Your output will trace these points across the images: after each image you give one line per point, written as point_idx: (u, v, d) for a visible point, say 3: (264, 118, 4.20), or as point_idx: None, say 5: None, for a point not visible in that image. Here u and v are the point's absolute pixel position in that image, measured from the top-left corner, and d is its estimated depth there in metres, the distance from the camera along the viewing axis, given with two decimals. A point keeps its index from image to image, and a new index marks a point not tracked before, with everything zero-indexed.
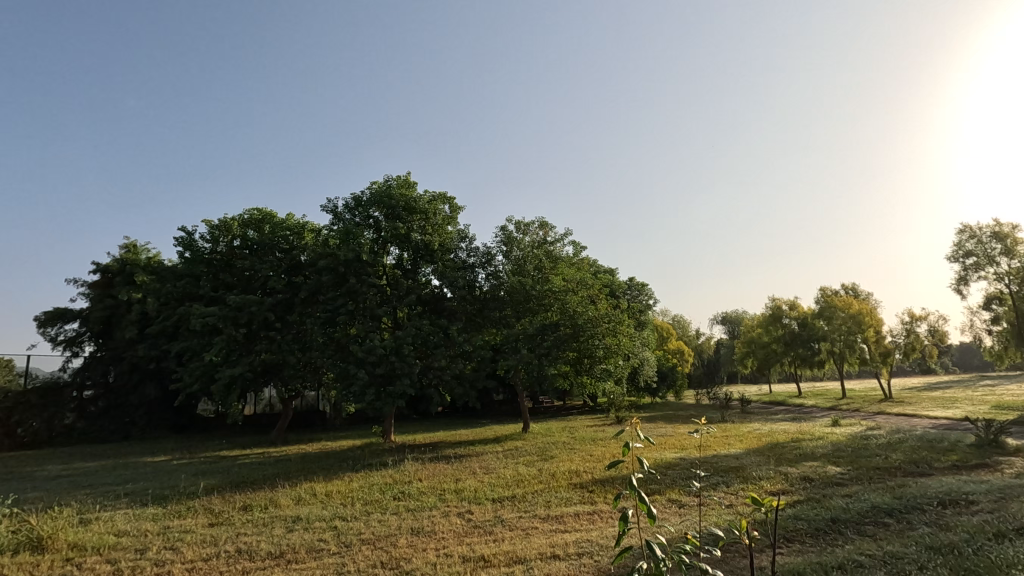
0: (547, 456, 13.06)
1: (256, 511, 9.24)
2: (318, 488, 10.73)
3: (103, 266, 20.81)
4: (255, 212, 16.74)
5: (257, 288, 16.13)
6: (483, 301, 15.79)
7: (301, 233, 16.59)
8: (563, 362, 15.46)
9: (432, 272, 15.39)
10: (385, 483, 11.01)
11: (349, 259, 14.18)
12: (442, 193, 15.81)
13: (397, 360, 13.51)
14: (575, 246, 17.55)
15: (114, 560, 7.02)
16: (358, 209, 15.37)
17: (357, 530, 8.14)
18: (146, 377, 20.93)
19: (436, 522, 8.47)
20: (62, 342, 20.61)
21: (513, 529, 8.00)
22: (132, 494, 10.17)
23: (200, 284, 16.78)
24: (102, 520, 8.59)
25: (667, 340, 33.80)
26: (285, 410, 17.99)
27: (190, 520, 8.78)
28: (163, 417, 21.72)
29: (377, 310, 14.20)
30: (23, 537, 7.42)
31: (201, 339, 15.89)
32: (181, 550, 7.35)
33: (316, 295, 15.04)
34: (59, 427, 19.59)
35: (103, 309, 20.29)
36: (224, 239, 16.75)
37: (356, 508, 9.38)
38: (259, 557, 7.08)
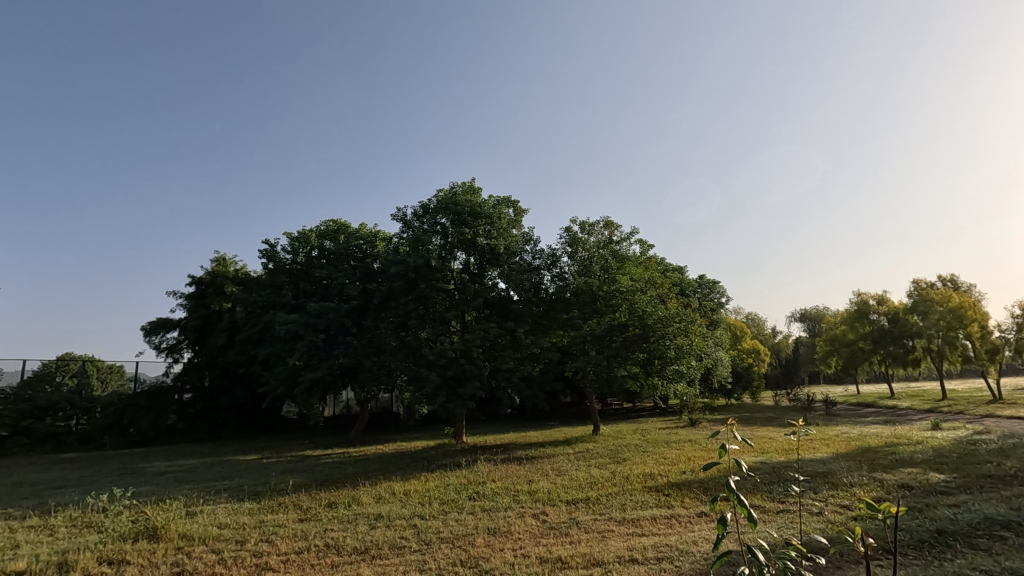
0: (619, 459, 12.87)
1: (341, 507, 9.72)
2: (396, 486, 11.12)
3: (197, 278, 22.55)
4: (331, 223, 17.70)
5: (334, 296, 16.83)
6: (549, 303, 15.86)
7: (373, 242, 17.29)
8: (632, 363, 15.23)
9: (498, 276, 15.47)
10: (460, 483, 11.26)
11: (419, 266, 14.42)
12: (506, 197, 15.99)
13: (466, 363, 13.80)
14: (642, 245, 17.24)
15: (218, 550, 7.60)
16: (426, 216, 15.90)
17: (436, 529, 8.36)
18: (237, 381, 22.43)
19: (512, 522, 8.57)
20: (165, 349, 22.51)
21: (588, 531, 7.95)
22: (229, 490, 10.95)
23: (282, 293, 17.81)
24: (206, 513, 9.32)
25: (741, 339, 32.56)
26: (362, 412, 18.74)
27: (282, 515, 9.36)
28: (252, 418, 23.25)
29: (446, 313, 14.61)
30: (142, 527, 8.18)
31: (284, 344, 16.84)
32: (276, 543, 7.83)
33: (388, 301, 15.55)
34: (163, 427, 21.43)
35: (199, 318, 21.98)
36: (302, 250, 17.95)
37: (433, 508, 9.64)
38: (345, 552, 7.43)
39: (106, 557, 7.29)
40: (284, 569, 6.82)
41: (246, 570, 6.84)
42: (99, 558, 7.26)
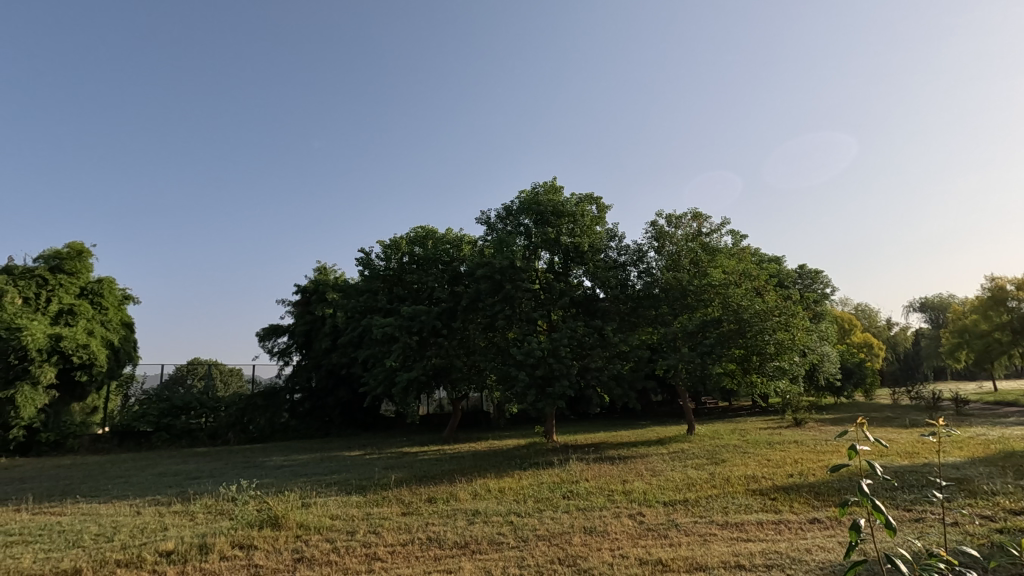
0: (717, 460, 12.32)
1: (440, 503, 10.09)
2: (491, 483, 11.38)
3: (302, 287, 24.36)
4: (420, 229, 18.39)
5: (425, 299, 17.53)
6: (637, 300, 15.52)
7: (460, 246, 17.80)
8: (729, 360, 14.53)
9: (584, 274, 15.37)
10: (553, 482, 11.30)
11: (504, 267, 14.57)
12: (589, 194, 15.87)
13: (555, 362, 13.84)
14: (734, 236, 16.41)
15: (331, 539, 8.16)
16: (509, 218, 16.13)
17: (532, 526, 8.45)
18: (339, 382, 23.93)
19: (608, 522, 8.47)
20: (277, 353, 24.49)
21: (689, 535, 7.69)
22: (338, 483, 11.73)
23: (378, 298, 18.75)
24: (319, 505, 10.04)
25: (850, 332, 30.10)
26: (455, 411, 19.34)
27: (387, 508, 9.89)
28: (355, 417, 24.74)
29: (532, 312, 14.72)
30: (266, 516, 8.95)
31: (382, 347, 17.73)
32: (383, 535, 8.28)
33: (476, 302, 15.94)
34: (278, 424, 23.36)
35: (305, 324, 23.67)
36: (395, 256, 18.84)
37: (529, 505, 9.76)
38: (447, 545, 7.71)
39: (237, 541, 8.05)
40: (391, 560, 7.19)
41: (357, 559, 7.29)
42: (232, 542, 8.05)
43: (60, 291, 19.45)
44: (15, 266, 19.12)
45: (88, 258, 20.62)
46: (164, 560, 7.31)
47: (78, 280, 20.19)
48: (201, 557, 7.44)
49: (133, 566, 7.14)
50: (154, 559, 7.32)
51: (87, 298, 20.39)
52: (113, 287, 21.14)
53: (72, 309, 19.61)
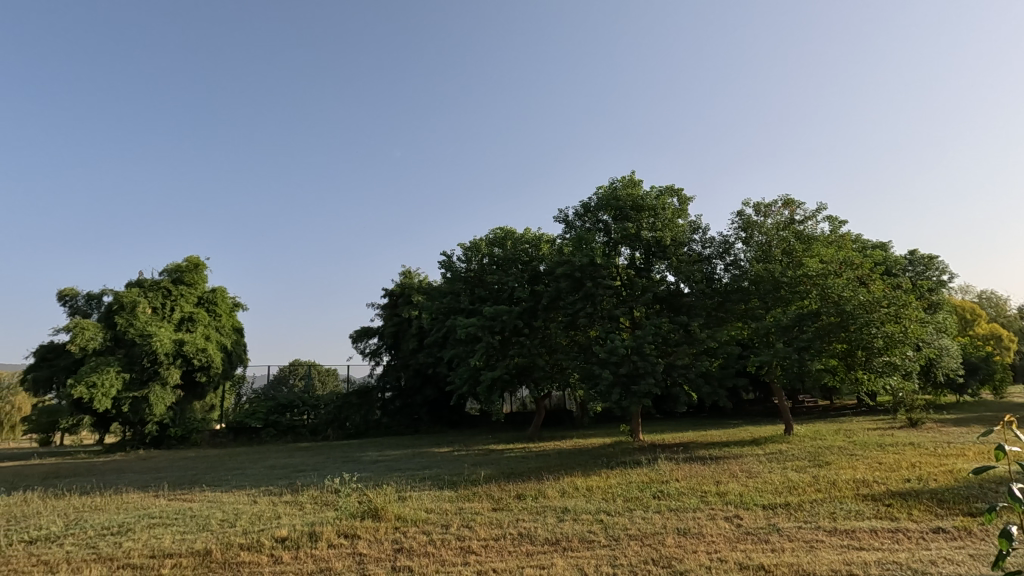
0: (821, 462, 11.54)
1: (529, 499, 10.21)
2: (579, 482, 11.36)
3: (390, 291, 25.55)
4: (499, 231, 18.86)
5: (506, 299, 17.77)
6: (724, 294, 14.92)
7: (538, 245, 17.94)
8: (830, 356, 13.58)
9: (666, 269, 14.86)
10: (642, 481, 11.09)
11: (584, 264, 14.48)
12: (669, 186, 15.44)
13: (639, 360, 13.55)
14: (832, 222, 15.29)
15: (427, 531, 8.49)
16: (588, 215, 16.04)
17: (623, 525, 8.35)
18: (426, 380, 24.80)
19: (703, 524, 8.20)
20: (368, 354, 25.82)
21: (793, 540, 7.28)
22: (430, 478, 12.21)
23: (461, 299, 19.25)
24: (414, 498, 10.48)
25: (972, 323, 27.11)
26: (539, 410, 19.44)
27: (478, 503, 10.15)
28: (442, 414, 25.54)
29: (614, 310, 14.48)
30: (367, 508, 9.47)
31: (466, 347, 18.22)
32: (476, 529, 8.51)
33: (556, 301, 15.95)
34: (371, 421, 24.63)
35: (393, 326, 24.76)
36: (475, 258, 19.39)
37: (618, 504, 9.65)
38: (539, 542, 7.79)
39: (342, 530, 8.60)
40: (485, 553, 7.38)
41: (453, 551, 7.55)
42: (338, 530, 8.60)
43: (182, 301, 21.63)
44: (145, 279, 21.49)
45: (204, 270, 22.76)
46: (281, 545, 7.95)
47: (196, 290, 22.34)
48: (311, 543, 8.03)
49: (254, 549, 7.83)
50: (271, 543, 7.97)
51: (204, 306, 22.54)
52: (225, 296, 23.21)
53: (191, 317, 21.78)
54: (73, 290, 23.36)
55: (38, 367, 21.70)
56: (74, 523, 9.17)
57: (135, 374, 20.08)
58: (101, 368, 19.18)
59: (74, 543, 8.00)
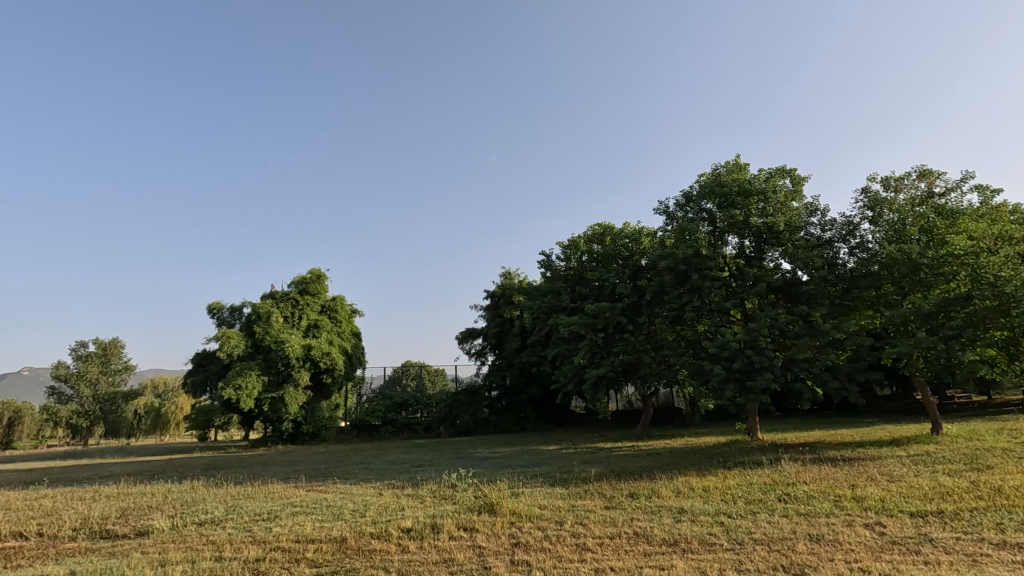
0: (980, 465, 10.16)
1: (643, 499, 10.00)
2: (694, 482, 10.93)
3: (492, 292, 26.22)
4: (597, 227, 18.82)
5: (608, 296, 17.56)
6: (850, 280, 13.64)
7: (639, 239, 17.58)
8: (986, 345, 11.94)
9: (780, 256, 13.86)
10: (765, 482, 10.44)
11: (689, 256, 13.93)
12: (780, 167, 14.45)
13: (755, 354, 12.78)
14: (981, 193, 13.42)
15: (542, 527, 8.62)
16: (690, 205, 15.48)
17: (747, 528, 7.92)
18: (531, 379, 25.13)
19: (839, 530, 7.55)
20: (474, 354, 26.70)
21: (950, 553, 6.48)
22: (541, 475, 12.37)
23: (562, 297, 19.32)
24: (527, 495, 10.66)
25: None
26: (646, 407, 18.94)
27: (591, 501, 10.11)
28: (548, 412, 25.75)
29: (724, 302, 13.76)
30: (484, 503, 9.79)
31: (569, 345, 18.23)
32: (590, 526, 8.49)
33: (661, 295, 15.49)
34: (480, 419, 25.41)
35: (496, 326, 25.37)
36: (574, 256, 19.62)
37: (739, 506, 9.16)
38: (656, 542, 7.62)
39: (461, 523, 8.97)
40: (602, 551, 7.36)
41: (569, 548, 7.59)
42: (457, 523, 8.98)
43: (308, 309, 23.79)
44: (277, 291, 23.88)
45: (324, 280, 24.83)
46: (407, 535, 8.47)
47: (319, 299, 24.43)
48: (434, 535, 8.47)
49: (384, 538, 8.41)
50: (398, 533, 8.52)
51: (326, 313, 24.63)
52: (343, 303, 25.18)
53: (316, 324, 23.88)
54: (219, 304, 26.47)
55: (195, 372, 24.87)
56: (232, 508, 10.42)
57: (272, 376, 22.38)
58: (244, 372, 21.58)
59: (234, 526, 9.10)
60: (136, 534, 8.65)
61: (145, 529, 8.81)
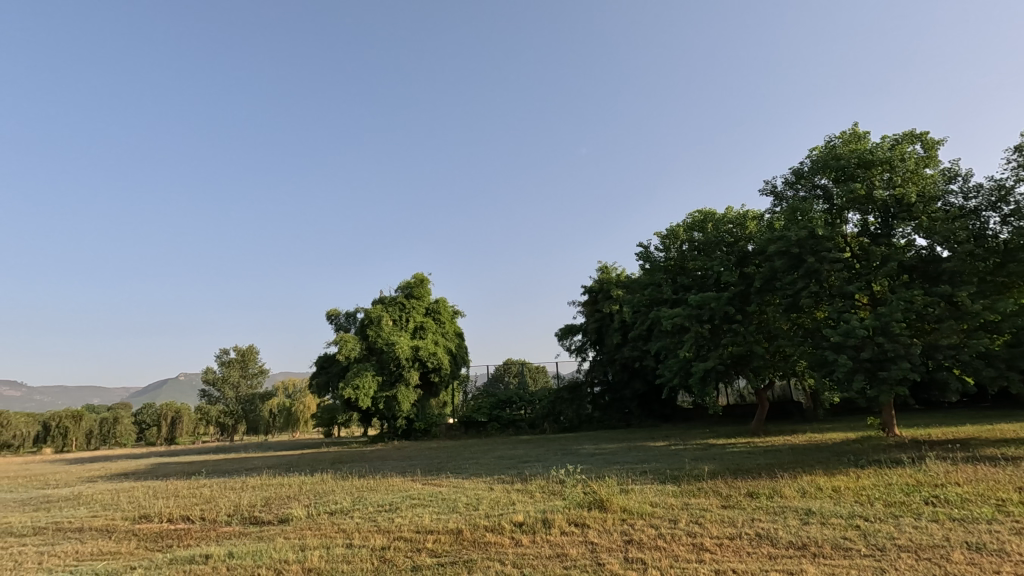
0: None
1: (763, 498, 9.42)
2: (821, 481, 10.10)
3: (589, 288, 26.04)
4: (697, 215, 18.24)
5: (712, 285, 16.79)
6: (1004, 253, 11.89)
7: (744, 224, 16.83)
8: None
9: (914, 231, 12.35)
10: (908, 483, 9.40)
11: (802, 238, 12.94)
12: (908, 131, 12.97)
13: (886, 342, 11.56)
14: None
15: (655, 525, 8.41)
16: (802, 182, 14.47)
17: (888, 533, 7.19)
18: (634, 374, 24.58)
19: (1006, 539, 6.60)
20: (575, 350, 26.65)
21: None
22: (651, 472, 12.09)
23: (662, 289, 18.74)
24: (637, 492, 10.46)
25: None
26: (761, 402, 17.71)
27: (705, 499, 9.71)
28: (653, 407, 25.08)
29: (847, 286, 12.58)
30: (594, 500, 9.75)
31: (673, 338, 17.61)
32: (707, 526, 8.15)
33: (772, 282, 14.49)
34: (584, 415, 25.32)
35: (595, 321, 25.15)
36: (674, 246, 19.12)
37: (877, 509, 8.33)
38: (782, 545, 7.14)
39: (572, 519, 9.00)
40: (721, 552, 7.03)
41: (686, 547, 7.34)
42: (568, 519, 9.01)
43: (414, 312, 25.11)
44: (385, 296, 25.44)
45: (427, 284, 26.05)
46: (519, 529, 8.65)
47: (423, 302, 25.71)
48: (546, 529, 8.57)
49: (497, 531, 8.65)
50: (510, 527, 8.72)
51: (431, 315, 25.84)
52: (446, 305, 26.30)
53: (422, 326, 25.13)
54: (337, 310, 28.69)
55: (319, 374, 27.14)
56: (358, 500, 11.27)
57: (385, 376, 23.84)
58: (361, 373, 23.19)
59: (361, 516, 9.84)
60: (278, 521, 9.63)
61: (286, 516, 9.78)
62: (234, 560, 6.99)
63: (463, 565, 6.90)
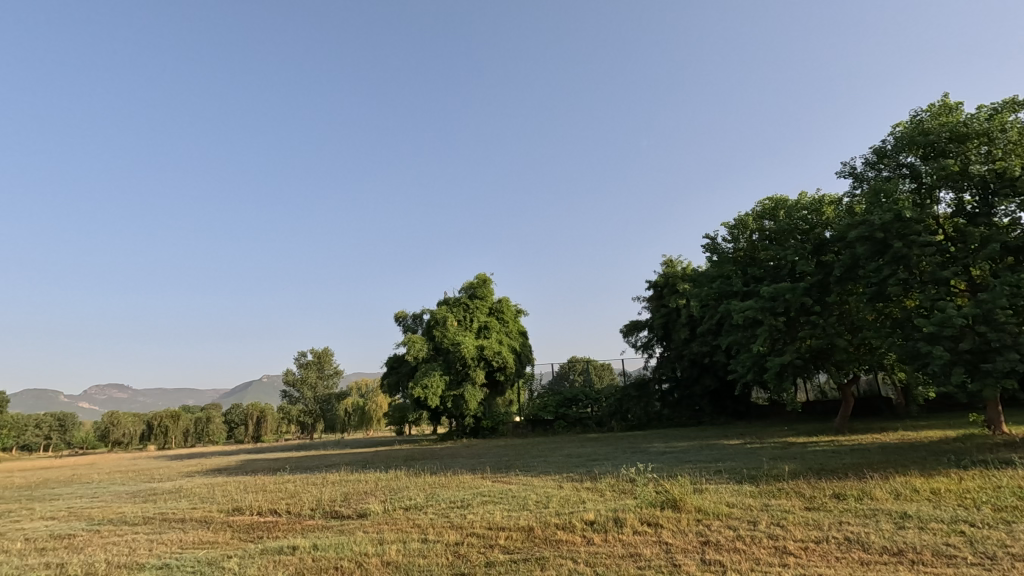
0: None
1: (852, 500, 8.85)
2: (918, 483, 9.37)
3: (654, 282, 25.45)
4: (768, 202, 17.42)
5: (786, 275, 15.97)
6: None
7: (820, 209, 15.89)
8: None
9: (1019, 208, 11.18)
10: (1020, 486, 8.53)
11: (888, 221, 12.03)
12: (1009, 99, 11.80)
13: (989, 331, 10.55)
14: None
15: (733, 526, 8.10)
16: (886, 161, 13.52)
17: (999, 540, 6.56)
18: (704, 370, 23.78)
19: None
20: (641, 347, 26.14)
21: None
22: (726, 471, 11.67)
23: (732, 281, 18.03)
24: (712, 491, 10.12)
25: None
26: (845, 397, 16.66)
27: (787, 500, 9.25)
28: (726, 404, 24.18)
29: (941, 271, 11.57)
30: (667, 499, 9.51)
31: (745, 332, 16.88)
32: (790, 529, 7.76)
33: (854, 270, 13.59)
34: (653, 413, 24.80)
35: (662, 316, 24.53)
36: (744, 235, 18.30)
37: (985, 513, 7.62)
38: (874, 550, 6.69)
39: (644, 518, 8.83)
40: (807, 556, 6.68)
41: (767, 551, 7.02)
42: (640, 518, 8.86)
43: (477, 313, 25.50)
44: (450, 297, 26.00)
45: (490, 284, 26.39)
46: (590, 527, 8.59)
47: (487, 302, 26.06)
48: (618, 528, 8.47)
49: (569, 529, 8.63)
50: (582, 525, 8.68)
51: (494, 315, 26.12)
52: (509, 305, 26.55)
53: (486, 325, 25.48)
54: (404, 313, 29.60)
55: (390, 374, 28.10)
56: (431, 496, 11.59)
57: (452, 375, 24.33)
58: (429, 373, 23.79)
59: (435, 512, 10.10)
60: (357, 515, 10.08)
61: (364, 511, 10.21)
62: (319, 552, 7.38)
63: (536, 562, 6.94)
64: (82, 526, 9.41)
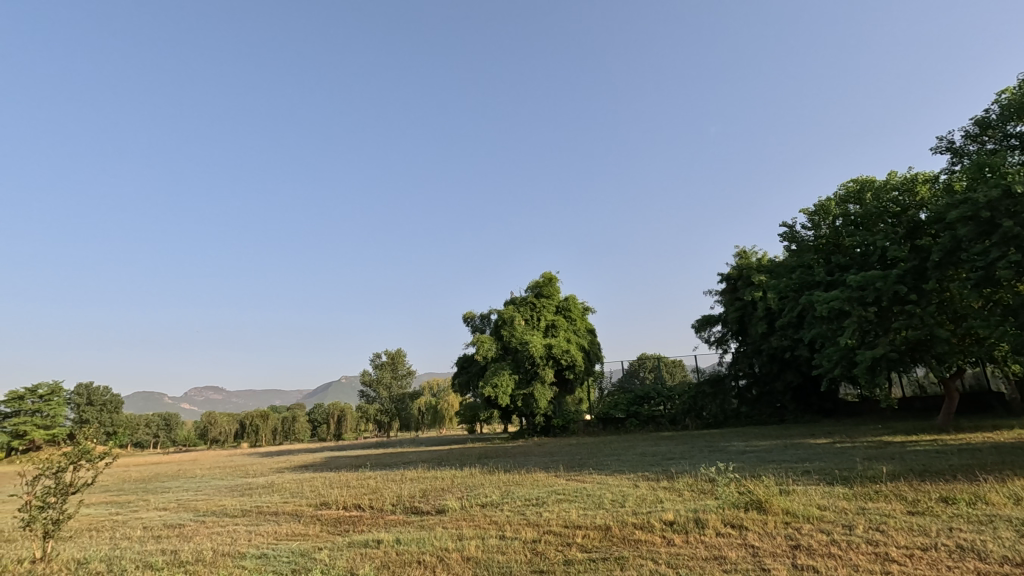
0: None
1: (963, 505, 8.09)
2: None
3: (727, 275, 24.48)
4: (852, 185, 16.35)
5: (876, 262, 14.88)
6: None
7: (913, 190, 14.72)
8: None
9: None
10: None
11: (995, 198, 10.92)
12: None
13: None
14: None
15: (827, 530, 7.63)
16: (991, 132, 12.31)
17: None
18: (785, 365, 22.58)
19: None
20: (715, 342, 25.19)
21: None
22: (815, 472, 11.01)
23: (814, 270, 17.05)
24: (800, 493, 9.58)
25: None
26: (948, 393, 15.29)
27: (886, 504, 8.59)
28: (810, 401, 22.85)
29: None
30: (751, 499, 9.11)
31: (831, 324, 15.86)
32: (891, 534, 7.22)
33: (955, 253, 12.45)
34: (729, 411, 23.86)
35: (736, 310, 23.53)
36: (826, 221, 17.43)
37: None
38: (993, 560, 6.09)
39: (727, 519, 8.51)
40: (913, 565, 6.19)
41: (867, 557, 6.57)
42: (722, 519, 8.54)
43: (544, 311, 25.56)
44: (517, 297, 26.17)
45: (555, 283, 26.32)
46: (671, 528, 8.37)
47: (553, 301, 26.03)
48: (699, 529, 8.21)
49: (647, 529, 8.46)
50: (661, 525, 8.48)
51: (561, 313, 26.05)
52: (575, 303, 26.39)
53: (553, 324, 25.48)
54: (472, 314, 30.09)
55: (460, 373, 28.65)
56: (507, 494, 11.71)
57: (522, 375, 24.44)
58: (498, 372, 24.04)
59: (511, 510, 10.21)
60: (436, 511, 10.36)
61: (442, 507, 10.48)
62: (401, 546, 7.66)
63: (615, 561, 6.85)
64: (190, 517, 10.25)
